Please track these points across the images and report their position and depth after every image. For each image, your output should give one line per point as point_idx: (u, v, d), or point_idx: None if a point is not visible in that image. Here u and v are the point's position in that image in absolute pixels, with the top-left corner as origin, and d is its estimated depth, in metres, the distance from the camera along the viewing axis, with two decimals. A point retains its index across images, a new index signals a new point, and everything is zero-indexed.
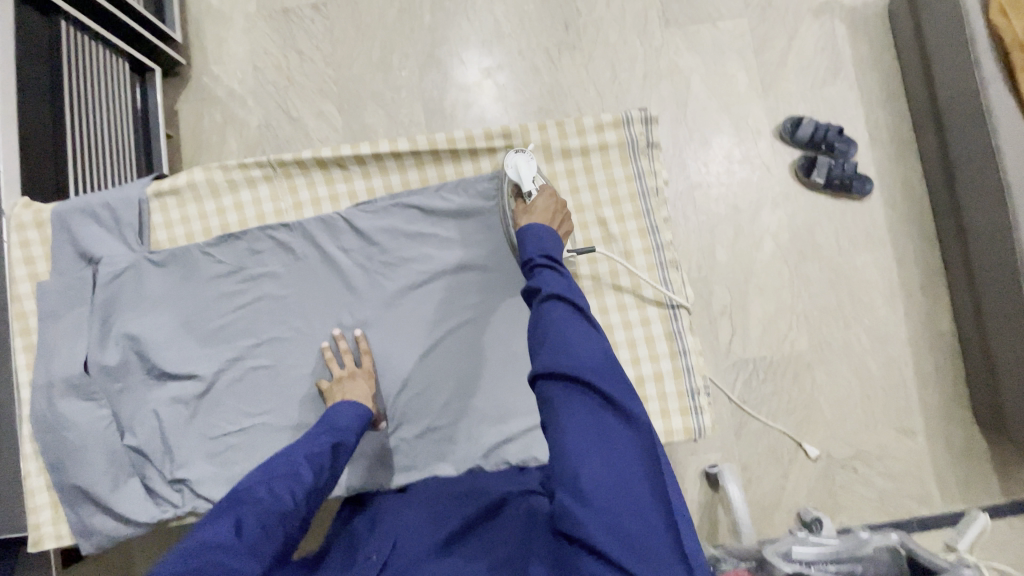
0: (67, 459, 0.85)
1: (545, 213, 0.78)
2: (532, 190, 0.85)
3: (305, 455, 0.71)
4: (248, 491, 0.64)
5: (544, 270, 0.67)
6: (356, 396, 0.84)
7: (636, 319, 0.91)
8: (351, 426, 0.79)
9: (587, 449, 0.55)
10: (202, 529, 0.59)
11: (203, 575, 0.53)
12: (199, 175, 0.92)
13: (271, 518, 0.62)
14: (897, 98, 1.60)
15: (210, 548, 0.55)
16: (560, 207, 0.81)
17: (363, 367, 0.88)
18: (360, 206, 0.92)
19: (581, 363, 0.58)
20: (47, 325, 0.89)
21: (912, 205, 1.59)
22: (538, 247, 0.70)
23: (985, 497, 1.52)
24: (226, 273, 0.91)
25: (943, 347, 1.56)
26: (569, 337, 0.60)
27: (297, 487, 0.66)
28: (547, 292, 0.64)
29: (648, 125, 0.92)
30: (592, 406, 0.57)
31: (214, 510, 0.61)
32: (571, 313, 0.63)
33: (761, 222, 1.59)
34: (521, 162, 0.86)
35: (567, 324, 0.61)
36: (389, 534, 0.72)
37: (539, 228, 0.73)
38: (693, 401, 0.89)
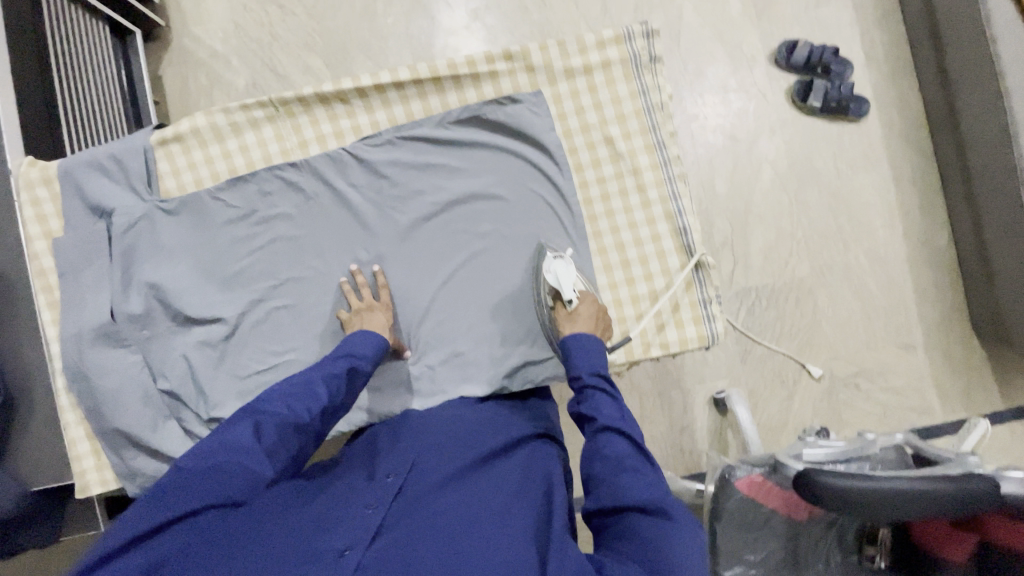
0: (105, 405, 0.88)
1: (587, 322, 0.84)
2: (573, 298, 0.86)
3: (322, 375, 0.76)
4: (268, 403, 0.71)
5: (597, 394, 0.75)
6: (374, 325, 0.86)
7: (647, 237, 0.93)
8: (369, 351, 0.81)
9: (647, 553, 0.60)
10: (225, 431, 0.67)
11: (222, 469, 0.61)
12: (202, 120, 0.92)
13: (286, 429, 0.68)
14: (891, 15, 1.59)
15: (229, 450, 0.63)
16: (602, 315, 0.86)
17: (380, 300, 0.90)
18: (366, 140, 0.92)
19: (634, 491, 0.65)
20: (69, 279, 0.91)
21: (908, 124, 1.59)
22: (590, 366, 0.78)
23: (983, 403, 1.58)
24: (239, 217, 0.92)
25: (941, 263, 1.60)
26: (627, 470, 0.67)
27: (314, 404, 0.72)
28: (602, 423, 0.72)
29: (649, 40, 0.92)
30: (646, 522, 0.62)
31: (236, 417, 0.69)
32: (628, 447, 0.70)
33: (759, 150, 1.60)
34: (561, 267, 0.87)
35: (624, 460, 0.69)
36: (409, 452, 0.75)
37: (591, 342, 0.81)
38: (705, 311, 0.92)
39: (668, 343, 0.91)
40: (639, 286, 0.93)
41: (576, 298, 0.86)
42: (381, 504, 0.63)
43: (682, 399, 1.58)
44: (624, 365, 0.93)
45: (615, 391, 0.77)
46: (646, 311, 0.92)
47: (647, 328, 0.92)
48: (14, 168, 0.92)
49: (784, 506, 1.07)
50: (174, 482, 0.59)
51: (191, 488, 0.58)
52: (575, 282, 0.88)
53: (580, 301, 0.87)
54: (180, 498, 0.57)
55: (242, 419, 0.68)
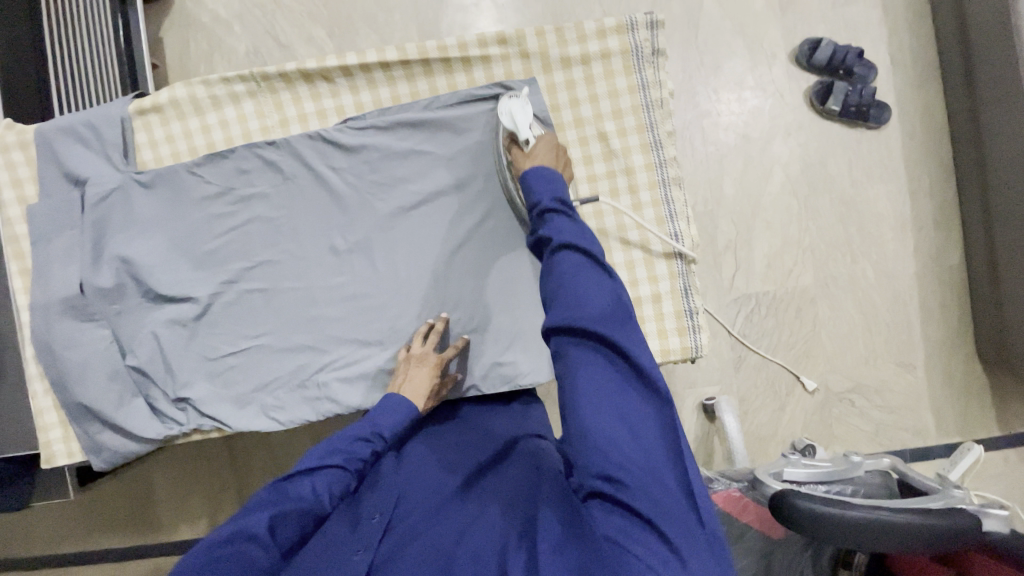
0: (72, 378, 0.86)
1: (548, 155, 0.75)
2: (530, 138, 0.78)
3: (346, 456, 0.74)
4: (289, 489, 0.69)
5: (557, 216, 0.67)
6: (411, 387, 0.82)
7: (635, 241, 0.88)
8: (392, 432, 0.78)
9: (606, 402, 0.58)
10: (240, 519, 0.66)
11: (229, 563, 0.61)
12: (181, 91, 0.88)
13: (302, 520, 0.68)
14: (922, 17, 1.51)
15: (242, 541, 0.63)
16: (561, 150, 0.77)
17: (433, 357, 0.85)
18: (348, 122, 0.88)
19: (590, 308, 0.60)
20: (40, 247, 0.89)
21: (931, 135, 1.52)
22: (549, 191, 0.68)
23: (980, 428, 1.54)
24: (216, 195, 0.89)
25: (951, 282, 1.54)
26: (577, 284, 0.62)
27: (335, 493, 0.71)
28: (559, 242, 0.65)
29: (654, 30, 0.86)
30: (607, 361, 0.60)
31: (258, 500, 0.69)
32: (583, 260, 0.64)
33: (771, 153, 1.54)
34: (516, 106, 0.80)
35: (579, 278, 0.63)
36: (394, 488, 0.73)
37: (550, 174, 0.72)
38: (691, 321, 0.87)
39: (650, 353, 0.87)
40: (624, 292, 0.88)
41: (533, 139, 0.78)
42: (372, 545, 0.65)
43: None
44: None
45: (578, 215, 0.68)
46: None
47: None
48: None
49: (758, 521, 1.08)
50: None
51: None
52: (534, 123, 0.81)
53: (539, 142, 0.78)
54: None
55: (261, 506, 0.67)
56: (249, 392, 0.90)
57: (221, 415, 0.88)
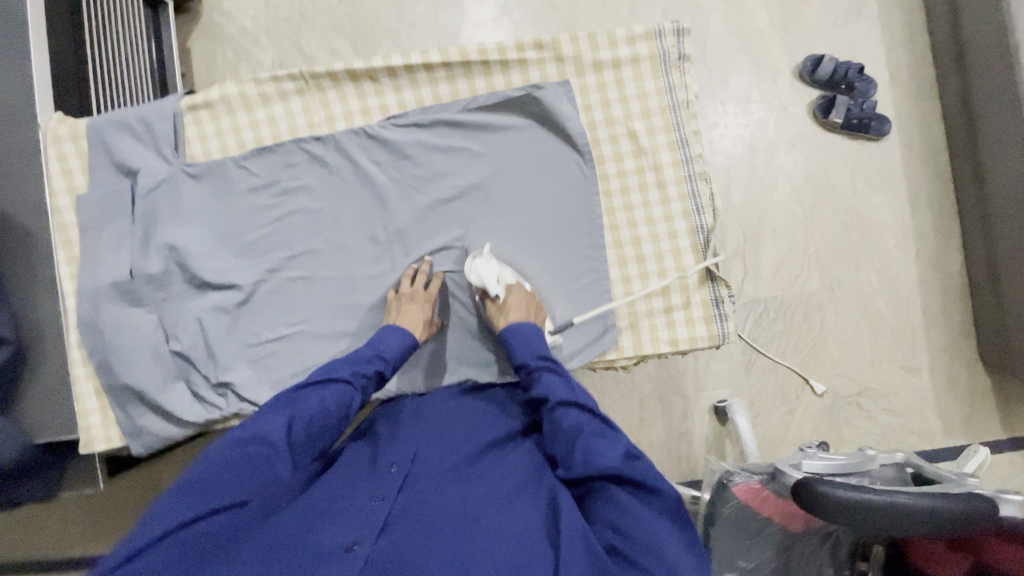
0: (118, 362, 0.89)
1: (520, 310, 0.87)
2: (500, 291, 0.87)
3: (354, 371, 0.78)
4: (301, 400, 0.73)
5: (546, 374, 0.78)
6: (406, 319, 0.87)
7: (663, 234, 0.92)
8: (394, 355, 0.83)
9: (636, 521, 0.63)
10: (257, 422, 0.70)
11: (246, 465, 0.65)
12: (232, 89, 0.93)
13: (314, 430, 0.72)
14: (917, 38, 1.60)
15: (258, 444, 0.67)
16: (530, 299, 0.89)
17: (425, 292, 0.90)
18: (391, 119, 0.93)
19: (602, 460, 0.67)
20: (88, 235, 0.91)
21: (929, 147, 1.59)
22: (530, 351, 0.81)
23: (984, 431, 1.58)
24: (262, 187, 0.93)
25: (952, 288, 1.59)
26: (591, 437, 0.70)
27: (344, 409, 0.75)
28: (555, 400, 0.75)
29: (680, 38, 0.92)
30: (621, 491, 0.66)
31: (273, 406, 0.73)
32: (584, 416, 0.73)
33: (777, 163, 1.60)
34: (482, 266, 0.88)
35: (584, 431, 0.71)
36: (408, 443, 0.78)
37: (530, 329, 0.84)
38: (717, 310, 0.91)
39: (678, 341, 0.91)
40: (652, 281, 0.92)
41: (503, 291, 0.88)
42: (389, 495, 0.70)
43: (682, 405, 1.58)
44: (632, 360, 0.93)
45: (559, 364, 0.80)
46: (658, 306, 0.92)
47: (657, 324, 0.92)
48: (43, 122, 0.93)
49: (780, 515, 1.08)
50: (206, 472, 0.64)
51: (220, 482, 0.63)
52: (500, 272, 0.89)
53: (509, 294, 0.88)
54: (213, 490, 0.62)
55: (278, 410, 0.72)
56: (288, 378, 0.92)
57: (262, 399, 0.91)
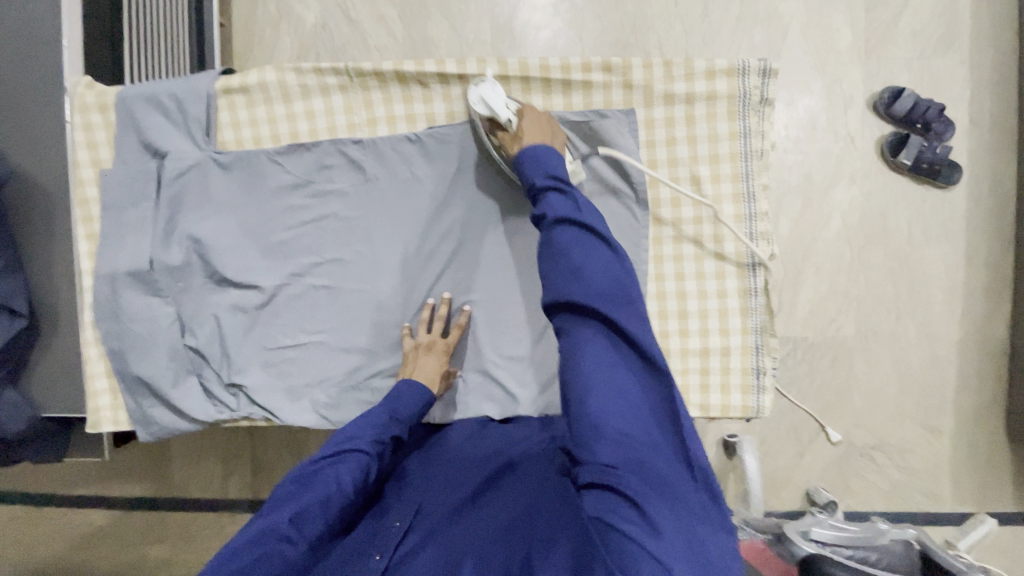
0: (131, 351, 0.87)
1: (535, 130, 0.77)
2: (511, 117, 0.78)
3: (369, 440, 0.73)
4: (315, 478, 0.68)
5: (551, 193, 0.70)
6: (421, 372, 0.83)
7: (712, 291, 0.86)
8: (409, 416, 0.79)
9: (607, 386, 0.61)
10: (266, 516, 0.63)
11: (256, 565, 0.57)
12: (271, 76, 0.86)
13: (329, 511, 0.65)
14: (1010, 81, 1.44)
15: (268, 542, 0.60)
16: (546, 120, 0.79)
17: (442, 342, 0.86)
18: (437, 132, 0.86)
19: (588, 280, 0.64)
20: (111, 214, 0.88)
21: (997, 204, 1.48)
22: (540, 170, 0.72)
23: (995, 501, 1.53)
24: (294, 186, 0.88)
25: (992, 355, 1.51)
26: (583, 254, 0.65)
27: (361, 481, 0.70)
28: (554, 218, 0.67)
29: (765, 78, 0.82)
30: (604, 339, 0.63)
31: (284, 493, 0.67)
32: (583, 235, 0.67)
33: (833, 199, 1.50)
34: (487, 90, 0.79)
35: (580, 249, 0.66)
36: (414, 497, 0.73)
37: (544, 150, 0.74)
38: (756, 380, 0.85)
39: (709, 406, 0.86)
40: (692, 340, 0.86)
41: (515, 116, 0.79)
42: (388, 550, 0.63)
43: None
44: None
45: (572, 187, 0.71)
46: (693, 367, 0.86)
47: (690, 385, 0.86)
48: (71, 88, 0.88)
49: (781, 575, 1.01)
50: None
51: None
52: (507, 101, 0.81)
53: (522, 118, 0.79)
54: None
55: (292, 496, 0.65)
56: (302, 387, 0.89)
57: (273, 406, 0.88)
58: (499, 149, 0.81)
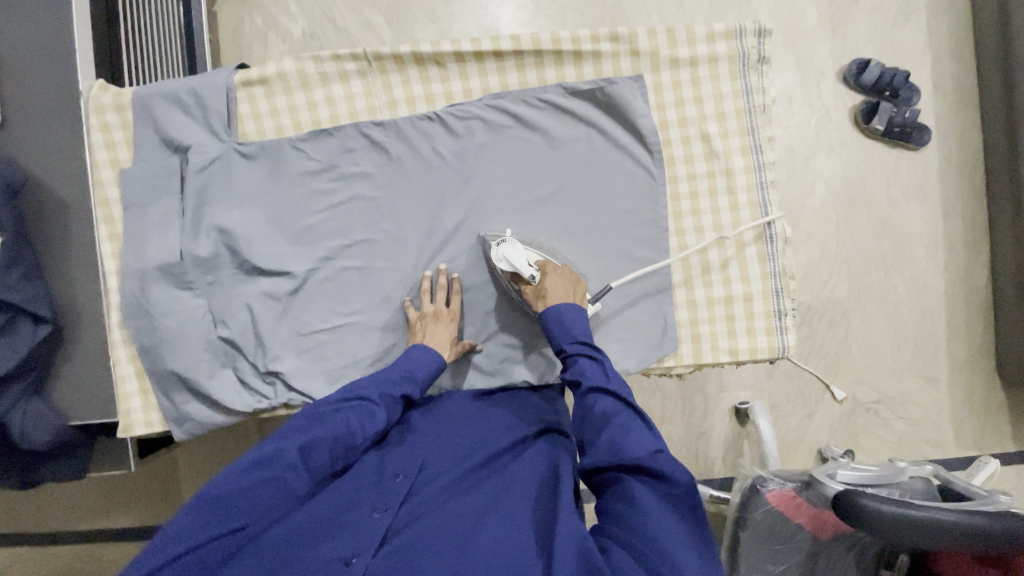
0: (165, 346, 0.86)
1: (558, 290, 0.83)
2: (534, 271, 0.83)
3: (380, 391, 0.77)
4: (326, 418, 0.71)
5: (582, 360, 0.76)
6: (433, 339, 0.84)
7: (731, 240, 0.90)
8: (424, 376, 0.81)
9: (649, 515, 0.60)
10: (275, 444, 0.67)
11: (260, 488, 0.62)
12: (290, 65, 0.88)
13: (334, 451, 0.69)
14: (965, 47, 1.56)
15: (275, 469, 0.64)
16: (567, 278, 0.84)
17: (449, 310, 0.87)
18: (456, 108, 0.89)
19: (628, 450, 0.65)
20: (135, 212, 0.88)
21: (966, 160, 1.57)
22: (567, 335, 0.78)
23: (996, 442, 1.60)
24: (318, 171, 0.89)
25: (976, 303, 1.60)
26: (620, 427, 0.68)
27: (368, 426, 0.73)
28: (590, 386, 0.72)
29: (761, 39, 0.88)
30: (646, 487, 0.63)
31: (296, 425, 0.71)
32: (618, 405, 0.71)
33: (816, 167, 1.57)
34: (510, 250, 0.83)
35: (620, 417, 0.69)
36: (417, 449, 0.77)
37: (570, 311, 0.80)
38: (779, 321, 0.90)
39: (738, 351, 0.90)
40: (716, 289, 0.90)
41: (538, 273, 0.83)
42: (390, 509, 0.68)
43: (704, 404, 1.58)
44: (690, 368, 0.92)
45: (599, 352, 0.77)
46: (720, 315, 0.90)
47: (717, 333, 0.91)
48: (84, 91, 0.88)
49: (813, 522, 1.03)
50: (212, 495, 0.60)
51: (230, 511, 0.60)
52: (527, 256, 0.85)
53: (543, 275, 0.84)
54: (225, 510, 0.60)
55: (302, 431, 0.69)
56: (339, 369, 0.90)
57: (311, 390, 0.88)
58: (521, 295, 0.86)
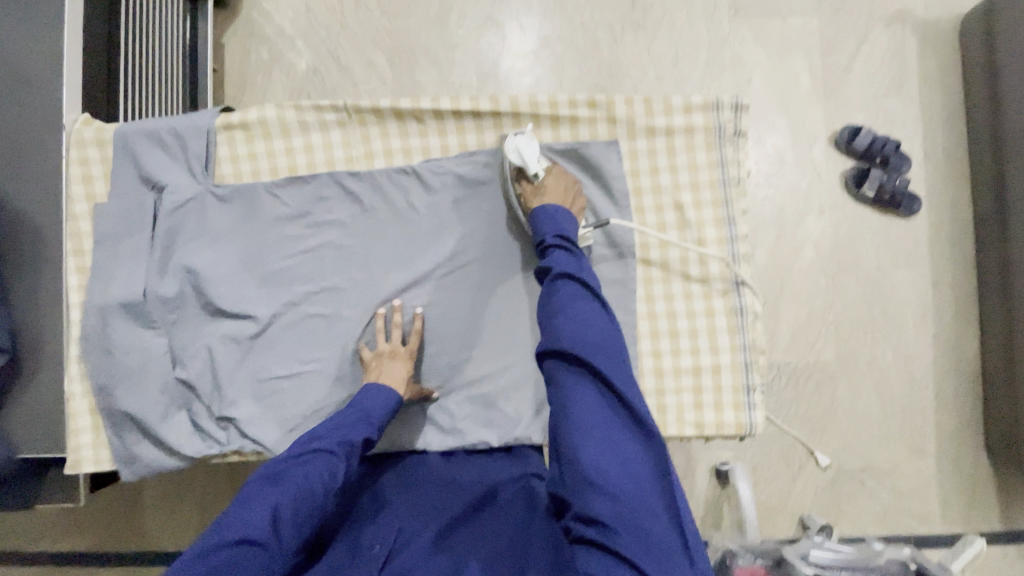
0: (121, 385, 0.85)
1: (558, 194, 0.83)
2: (539, 172, 0.83)
3: (339, 441, 0.72)
4: (284, 478, 0.67)
5: (558, 251, 0.75)
6: (389, 378, 0.83)
7: (700, 310, 0.89)
8: (381, 416, 0.78)
9: (596, 426, 0.63)
10: (236, 518, 0.62)
11: (228, 572, 0.56)
12: (271, 112, 0.89)
13: (300, 514, 0.64)
14: (957, 120, 1.56)
15: (239, 548, 0.59)
16: (569, 184, 0.85)
17: (407, 347, 0.86)
18: (432, 163, 0.90)
19: (580, 336, 0.67)
20: (105, 247, 0.88)
21: (956, 230, 1.57)
22: (554, 227, 0.77)
23: (983, 520, 1.55)
24: (291, 217, 0.90)
25: (965, 374, 1.56)
26: (577, 311, 0.69)
27: (332, 480, 0.69)
28: (560, 271, 0.72)
29: (738, 113, 0.89)
30: (595, 389, 0.65)
31: (254, 491, 0.65)
32: (580, 290, 0.71)
33: (805, 229, 1.56)
34: (524, 142, 0.83)
35: (574, 304, 0.70)
36: (392, 519, 0.73)
37: (558, 212, 0.79)
38: (747, 397, 0.88)
39: (704, 425, 0.88)
40: (684, 359, 0.89)
41: (542, 172, 0.84)
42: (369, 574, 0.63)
43: (685, 461, 1.53)
44: None
45: (577, 250, 0.76)
46: (687, 386, 0.89)
47: (684, 405, 0.89)
48: (68, 124, 0.89)
49: None
50: None
51: None
52: (539, 157, 0.85)
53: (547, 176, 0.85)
54: None
55: (261, 497, 0.64)
56: (295, 419, 0.88)
57: (266, 439, 0.87)
58: (519, 197, 0.86)
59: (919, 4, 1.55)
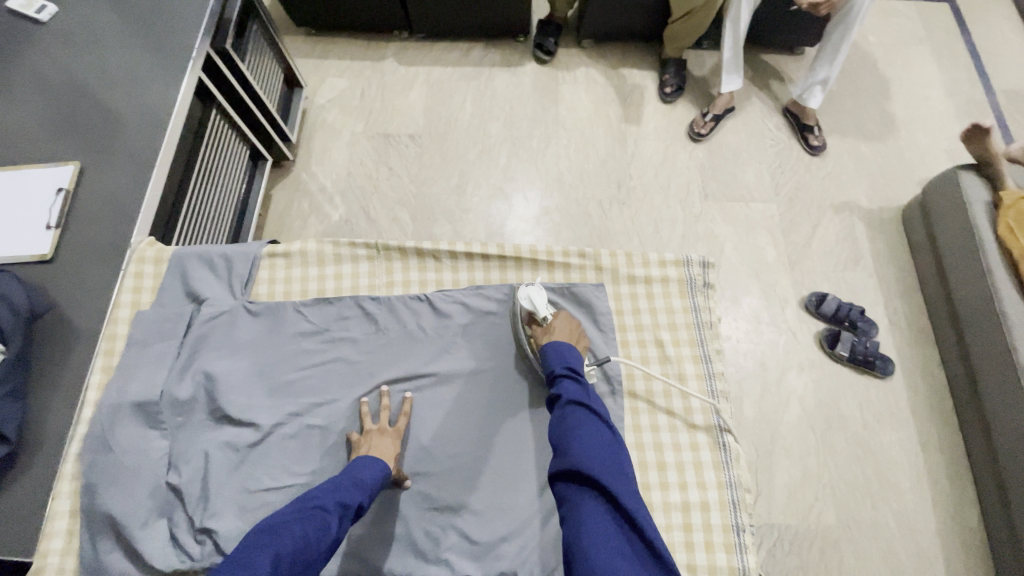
0: (109, 486, 0.84)
1: (564, 333, 0.91)
2: (548, 315, 0.94)
3: (337, 502, 0.73)
4: (284, 529, 0.67)
5: (567, 381, 0.80)
6: (379, 452, 0.86)
7: (685, 442, 0.94)
8: (373, 483, 0.79)
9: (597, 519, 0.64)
10: (241, 560, 0.61)
11: None
12: (311, 246, 1.06)
13: (297, 563, 0.63)
14: (912, 293, 1.69)
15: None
16: (576, 328, 0.93)
17: (395, 426, 0.91)
18: (443, 293, 1.03)
19: (596, 457, 0.68)
20: (135, 350, 0.95)
21: (933, 393, 1.56)
22: (561, 360, 0.82)
23: None
24: (311, 333, 1.00)
25: (976, 550, 1.39)
26: (589, 432, 0.72)
27: (323, 535, 0.68)
28: (569, 398, 0.76)
29: (705, 269, 1.05)
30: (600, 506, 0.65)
31: (254, 541, 0.65)
32: (589, 415, 0.75)
33: (788, 383, 1.57)
34: (533, 290, 0.94)
35: (589, 426, 0.73)
36: None
37: (565, 346, 0.86)
38: (738, 538, 0.87)
39: (696, 567, 0.85)
40: (672, 493, 0.90)
41: (550, 315, 0.94)
42: None
43: None
44: None
45: (582, 377, 0.82)
46: (677, 522, 0.88)
47: (675, 543, 0.87)
48: (135, 243, 1.03)
49: None
50: None
51: None
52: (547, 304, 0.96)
53: (556, 318, 0.94)
54: None
55: (263, 544, 0.64)
56: None
57: None
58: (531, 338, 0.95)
59: (862, 197, 1.82)
